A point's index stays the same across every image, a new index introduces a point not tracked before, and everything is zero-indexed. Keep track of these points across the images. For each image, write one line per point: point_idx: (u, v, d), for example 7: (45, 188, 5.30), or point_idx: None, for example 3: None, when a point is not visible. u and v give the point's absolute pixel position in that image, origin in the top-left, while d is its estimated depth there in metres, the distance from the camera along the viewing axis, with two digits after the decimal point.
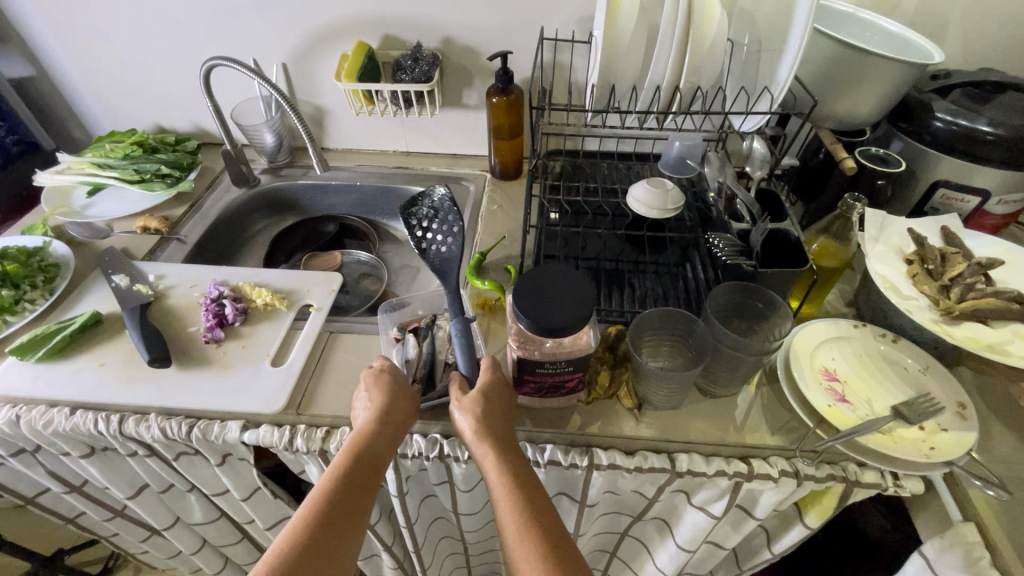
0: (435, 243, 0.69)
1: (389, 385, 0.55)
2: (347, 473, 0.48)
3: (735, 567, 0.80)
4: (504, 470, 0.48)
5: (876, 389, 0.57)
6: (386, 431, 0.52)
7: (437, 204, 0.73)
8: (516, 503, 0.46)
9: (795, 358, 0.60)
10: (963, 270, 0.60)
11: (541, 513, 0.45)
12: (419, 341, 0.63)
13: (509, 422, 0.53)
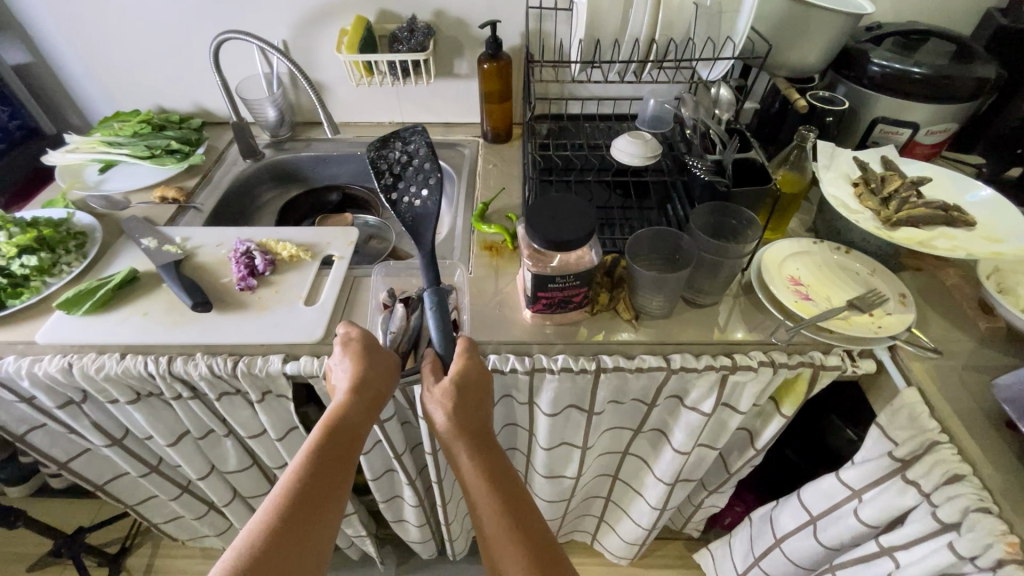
0: (408, 194, 0.71)
1: (364, 364, 0.58)
2: (322, 458, 0.52)
3: (724, 473, 0.90)
4: (473, 456, 0.55)
5: (833, 289, 0.68)
6: (360, 413, 0.56)
7: (410, 150, 0.75)
8: (485, 493, 0.53)
9: (765, 269, 0.70)
10: (898, 186, 0.71)
11: (506, 498, 0.53)
12: (407, 312, 0.67)
13: (481, 409, 0.58)
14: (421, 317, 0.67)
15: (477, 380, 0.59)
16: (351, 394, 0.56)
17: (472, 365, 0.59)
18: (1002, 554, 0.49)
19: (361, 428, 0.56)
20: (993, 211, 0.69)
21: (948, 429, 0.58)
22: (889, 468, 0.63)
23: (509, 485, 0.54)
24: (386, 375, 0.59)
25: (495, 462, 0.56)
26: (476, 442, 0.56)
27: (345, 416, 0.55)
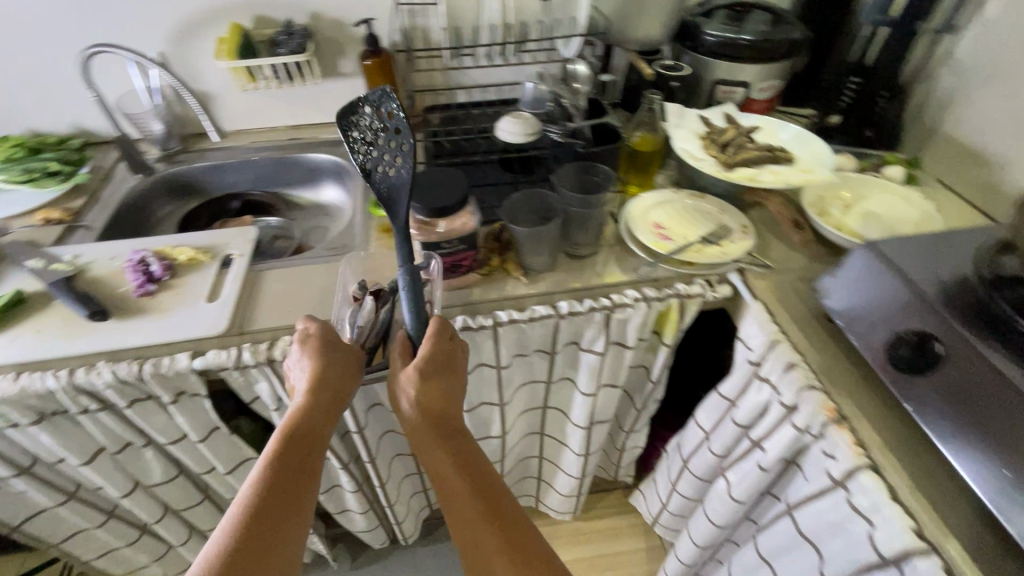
0: (382, 162, 0.61)
1: (327, 362, 0.58)
2: (286, 464, 0.52)
3: (633, 411, 0.99)
4: (446, 446, 0.56)
5: (689, 229, 0.78)
6: (322, 415, 0.56)
7: (384, 115, 0.62)
8: (457, 483, 0.54)
9: (633, 219, 0.79)
10: (732, 135, 0.83)
11: (480, 485, 0.54)
12: (376, 305, 0.66)
13: (450, 394, 0.58)
14: (389, 312, 0.66)
15: (445, 363, 0.57)
16: (314, 396, 0.56)
17: (442, 347, 0.57)
18: (825, 417, 0.60)
19: (323, 430, 0.56)
20: (810, 150, 0.83)
21: (784, 329, 0.69)
22: (750, 372, 0.73)
23: (482, 470, 0.55)
24: (351, 372, 0.59)
25: (467, 448, 0.56)
26: (445, 430, 0.57)
27: (306, 420, 0.55)
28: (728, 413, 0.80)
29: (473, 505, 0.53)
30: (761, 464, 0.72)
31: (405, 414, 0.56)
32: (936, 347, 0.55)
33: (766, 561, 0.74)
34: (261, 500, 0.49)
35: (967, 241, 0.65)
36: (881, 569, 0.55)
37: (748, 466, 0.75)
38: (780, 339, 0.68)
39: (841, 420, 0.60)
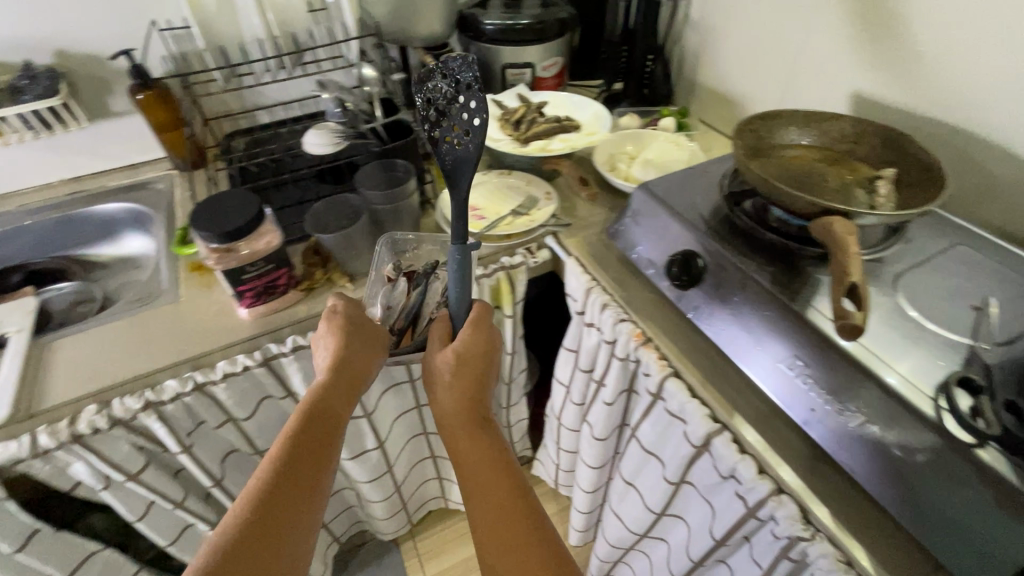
0: (446, 130, 0.50)
1: (348, 345, 0.54)
2: (299, 451, 0.47)
3: (504, 386, 1.04)
4: (478, 444, 0.51)
5: (501, 206, 0.84)
6: (339, 399, 0.51)
7: (460, 80, 0.50)
8: (486, 481, 0.49)
9: (448, 206, 0.83)
10: (524, 111, 0.91)
11: (508, 484, 0.50)
12: (409, 287, 0.64)
13: (481, 381, 0.54)
14: (422, 297, 0.63)
15: (487, 349, 0.55)
16: (334, 378, 0.52)
17: (483, 333, 0.55)
18: (635, 342, 0.69)
19: (340, 415, 0.51)
20: (592, 115, 0.94)
21: (595, 276, 0.76)
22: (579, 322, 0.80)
23: (512, 468, 0.51)
24: (368, 355, 0.55)
25: (498, 443, 0.52)
26: (474, 421, 0.52)
27: (326, 401, 0.50)
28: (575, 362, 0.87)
29: (501, 507, 0.48)
30: (606, 400, 0.79)
31: (437, 400, 0.53)
32: (700, 264, 0.65)
33: (632, 483, 0.82)
34: (270, 490, 0.44)
35: (716, 169, 0.78)
36: (699, 457, 0.65)
37: (598, 405, 0.83)
38: (592, 283, 0.75)
39: (647, 340, 0.68)
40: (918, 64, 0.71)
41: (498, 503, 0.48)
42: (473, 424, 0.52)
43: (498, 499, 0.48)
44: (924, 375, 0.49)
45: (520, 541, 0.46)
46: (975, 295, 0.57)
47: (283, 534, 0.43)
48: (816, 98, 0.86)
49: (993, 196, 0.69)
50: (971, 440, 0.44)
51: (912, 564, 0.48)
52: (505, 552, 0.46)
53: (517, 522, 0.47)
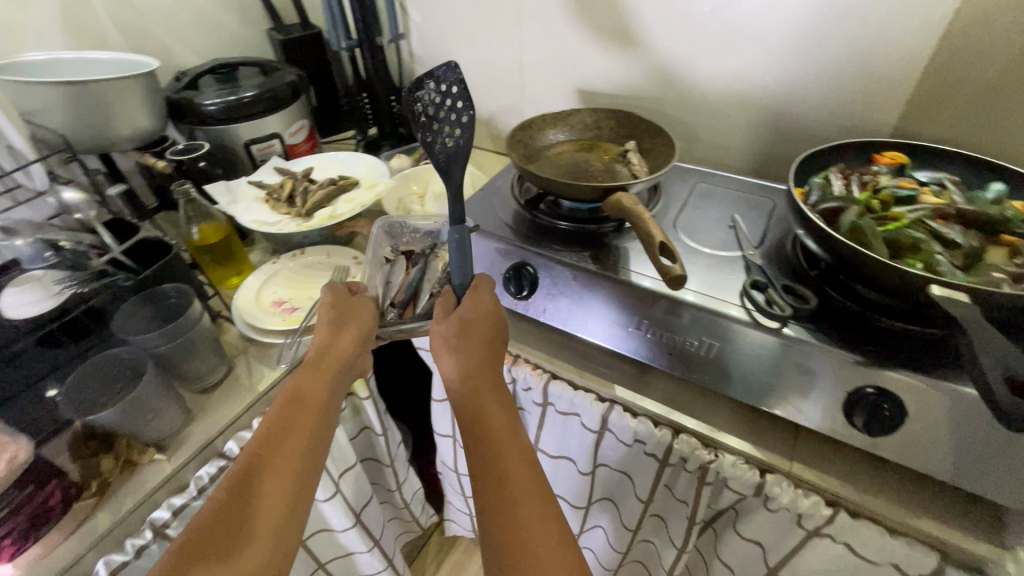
0: (442, 131, 0.54)
1: (334, 331, 0.57)
2: (281, 425, 0.51)
3: (387, 468, 0.95)
4: (476, 413, 0.52)
5: (310, 289, 0.75)
6: (330, 375, 0.56)
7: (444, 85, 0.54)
8: (487, 434, 0.50)
9: (247, 311, 0.71)
10: (292, 185, 0.82)
11: (511, 433, 0.50)
12: (409, 264, 0.62)
13: (487, 341, 0.55)
14: (421, 271, 0.61)
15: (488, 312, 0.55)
16: (321, 359, 0.56)
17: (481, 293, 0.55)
18: (506, 364, 0.70)
19: (331, 388, 0.56)
20: (366, 168, 0.90)
21: None
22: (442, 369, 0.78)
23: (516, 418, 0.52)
24: (358, 337, 0.57)
25: (503, 397, 0.53)
26: (478, 380, 0.53)
27: (315, 375, 0.55)
28: None
29: (501, 451, 0.49)
30: None
31: (444, 366, 0.53)
32: (530, 271, 0.67)
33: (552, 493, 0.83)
34: (252, 457, 0.49)
35: (503, 182, 0.83)
36: (601, 438, 0.69)
37: None
38: None
39: (516, 357, 0.70)
40: (613, 55, 0.87)
41: (498, 448, 0.49)
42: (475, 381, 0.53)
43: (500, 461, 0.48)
44: (728, 290, 0.60)
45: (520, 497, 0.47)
46: (725, 218, 0.73)
47: (264, 493, 0.47)
48: (550, 100, 0.99)
49: (698, 140, 0.89)
50: (776, 325, 0.55)
51: (782, 438, 0.58)
52: (496, 497, 0.47)
53: (516, 461, 0.48)
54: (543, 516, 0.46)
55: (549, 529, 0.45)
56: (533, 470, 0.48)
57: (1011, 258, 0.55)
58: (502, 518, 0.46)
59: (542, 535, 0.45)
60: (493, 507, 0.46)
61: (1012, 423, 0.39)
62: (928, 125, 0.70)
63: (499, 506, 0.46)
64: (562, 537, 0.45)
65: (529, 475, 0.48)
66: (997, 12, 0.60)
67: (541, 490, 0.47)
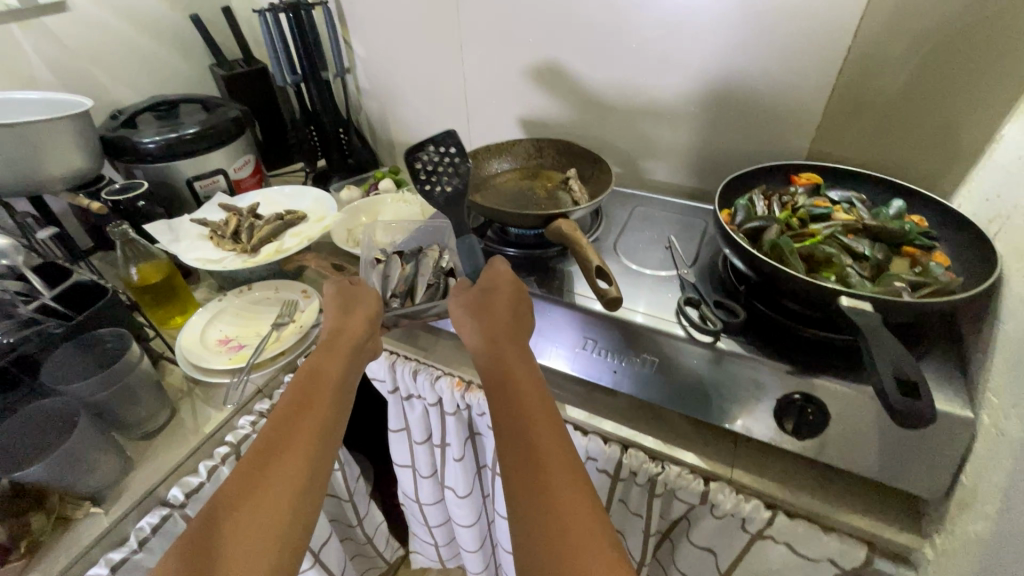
0: (443, 178, 0.73)
1: (344, 316, 0.60)
2: (301, 395, 0.51)
3: (346, 503, 0.93)
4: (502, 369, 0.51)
5: (257, 326, 0.74)
6: (348, 351, 0.56)
7: (445, 149, 0.73)
8: (502, 378, 0.50)
9: (190, 351, 0.69)
10: (237, 221, 0.82)
11: (524, 372, 0.50)
12: (402, 264, 0.72)
13: (496, 304, 0.58)
14: (415, 266, 0.71)
15: (496, 282, 0.61)
16: (335, 339, 0.57)
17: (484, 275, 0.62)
18: (459, 390, 0.71)
19: (350, 364, 0.55)
20: (314, 201, 0.90)
21: (391, 349, 0.76)
22: (396, 398, 0.78)
23: (532, 363, 0.52)
24: (369, 318, 0.60)
25: (518, 345, 0.54)
26: (490, 336, 0.55)
27: (331, 353, 0.55)
28: (410, 440, 0.84)
29: (517, 388, 0.49)
30: (455, 457, 0.79)
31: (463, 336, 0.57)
32: None
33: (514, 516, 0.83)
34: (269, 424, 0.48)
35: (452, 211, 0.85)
36: None
37: (451, 465, 0.81)
38: (393, 356, 0.75)
39: (469, 384, 0.71)
40: (551, 87, 0.92)
41: (512, 386, 0.49)
42: (488, 336, 0.55)
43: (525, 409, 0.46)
44: (665, 309, 0.64)
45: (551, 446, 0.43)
46: (662, 239, 0.77)
47: (281, 468, 0.45)
48: (496, 129, 1.03)
49: (636, 164, 0.94)
50: (710, 339, 0.59)
51: (725, 448, 0.61)
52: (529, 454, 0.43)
53: (529, 395, 0.48)
54: (555, 440, 0.44)
55: (562, 450, 0.43)
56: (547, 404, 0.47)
57: (911, 267, 0.61)
58: (515, 442, 0.44)
59: (556, 454, 0.42)
60: (526, 462, 0.42)
61: (904, 419, 0.43)
62: (836, 148, 0.76)
63: (512, 434, 0.44)
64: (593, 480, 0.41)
65: (542, 406, 0.47)
66: (884, 45, 0.66)
67: (558, 422, 0.46)
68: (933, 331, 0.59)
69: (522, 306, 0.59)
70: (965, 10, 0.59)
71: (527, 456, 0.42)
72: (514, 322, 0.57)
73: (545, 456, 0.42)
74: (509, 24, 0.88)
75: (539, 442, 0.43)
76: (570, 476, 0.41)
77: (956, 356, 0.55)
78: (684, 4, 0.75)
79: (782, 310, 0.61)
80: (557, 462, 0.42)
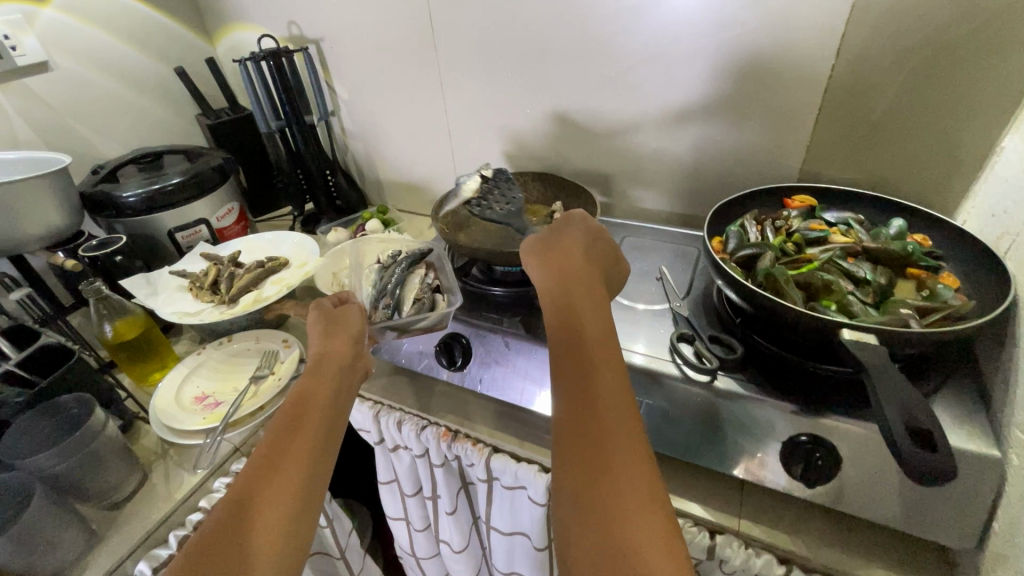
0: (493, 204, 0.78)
1: (330, 336, 0.56)
2: (289, 419, 0.46)
3: (338, 561, 0.88)
4: (571, 355, 0.44)
5: (236, 380, 0.72)
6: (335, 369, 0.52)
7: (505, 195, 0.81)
8: (578, 378, 0.42)
9: (162, 411, 0.66)
10: (216, 271, 0.80)
11: (603, 359, 0.43)
12: (405, 264, 0.73)
13: (575, 246, 0.54)
14: (404, 274, 0.72)
15: (574, 227, 0.56)
16: (322, 361, 0.53)
17: (566, 223, 0.56)
18: (445, 441, 0.67)
19: (341, 385, 0.51)
20: (296, 246, 0.88)
21: (375, 399, 0.73)
22: (383, 449, 0.75)
23: (608, 320, 0.47)
24: (352, 340, 0.56)
25: (589, 289, 0.49)
26: (563, 276, 0.50)
27: (318, 378, 0.51)
28: (400, 492, 0.80)
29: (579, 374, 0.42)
30: (446, 511, 0.75)
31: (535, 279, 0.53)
32: (464, 341, 0.64)
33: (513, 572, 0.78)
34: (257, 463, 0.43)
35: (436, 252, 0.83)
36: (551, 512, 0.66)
37: (443, 519, 0.77)
38: (377, 407, 0.72)
39: (455, 434, 0.67)
40: (534, 121, 0.91)
41: (582, 341, 0.44)
42: (564, 288, 0.49)
43: (595, 421, 0.39)
44: (657, 346, 0.60)
45: (623, 476, 0.37)
46: (653, 270, 0.74)
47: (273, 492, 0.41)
48: (482, 165, 1.02)
49: (624, 193, 0.92)
50: (706, 378, 0.54)
51: (731, 497, 0.57)
52: (588, 482, 0.37)
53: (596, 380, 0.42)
54: (625, 442, 0.38)
55: (633, 465, 0.37)
56: (615, 387, 0.41)
57: (919, 291, 0.57)
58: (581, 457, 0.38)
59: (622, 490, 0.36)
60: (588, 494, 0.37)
61: (916, 477, 0.38)
62: (829, 169, 0.74)
63: (576, 437, 0.39)
64: (659, 521, 0.35)
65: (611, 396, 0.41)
66: (871, 60, 0.63)
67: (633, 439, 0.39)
68: (946, 360, 0.54)
69: (600, 263, 0.53)
70: (955, 19, 0.57)
71: (586, 457, 0.38)
72: (588, 270, 0.51)
73: (615, 468, 0.37)
74: (489, 58, 0.87)
75: (602, 459, 0.38)
76: (638, 483, 0.37)
77: (975, 386, 0.51)
78: (662, 29, 0.73)
79: (782, 343, 0.57)
80: (627, 489, 0.36)
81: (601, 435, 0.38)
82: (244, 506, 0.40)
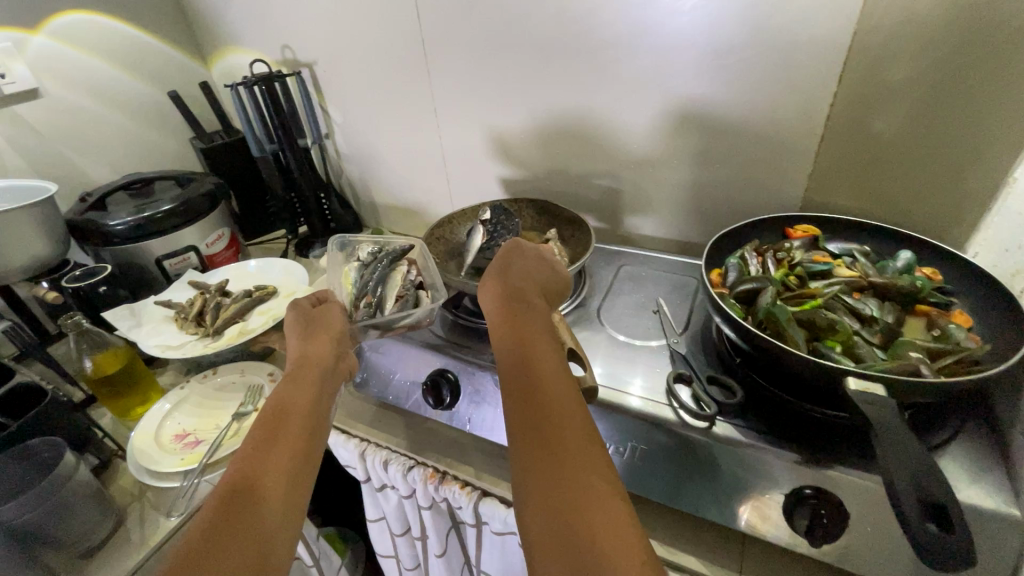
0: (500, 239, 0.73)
1: (309, 338, 0.56)
2: (276, 414, 0.46)
3: None
4: (522, 363, 0.44)
5: (218, 416, 0.70)
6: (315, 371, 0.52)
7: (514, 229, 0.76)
8: (525, 381, 0.43)
9: (140, 451, 0.64)
10: (202, 301, 0.78)
11: (554, 365, 0.44)
12: (389, 262, 0.74)
13: (516, 270, 0.56)
14: (387, 270, 0.73)
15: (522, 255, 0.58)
16: (303, 362, 0.53)
17: (510, 249, 0.59)
18: (433, 482, 0.64)
19: (320, 387, 0.51)
20: (285, 273, 0.87)
21: (362, 437, 0.70)
22: (370, 487, 0.72)
23: (555, 341, 0.48)
24: (334, 341, 0.57)
25: (535, 308, 0.51)
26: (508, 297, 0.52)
27: (297, 379, 0.50)
28: (389, 531, 0.77)
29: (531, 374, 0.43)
30: (436, 552, 0.72)
31: (481, 302, 0.55)
32: (450, 377, 0.61)
33: None
34: (241, 455, 0.42)
35: None
36: None
37: (433, 560, 0.74)
38: (364, 445, 0.70)
39: (443, 475, 0.65)
40: (528, 146, 0.90)
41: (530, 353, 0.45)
42: (506, 306, 0.51)
43: (549, 415, 0.39)
44: (652, 388, 0.57)
45: (586, 465, 0.36)
46: (649, 303, 0.72)
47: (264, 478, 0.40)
48: (477, 188, 1.00)
49: (621, 219, 0.90)
50: (704, 424, 0.51)
51: (731, 549, 0.54)
52: (547, 469, 0.36)
53: (553, 381, 0.42)
54: (581, 438, 0.38)
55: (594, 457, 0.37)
56: (570, 389, 0.42)
57: (929, 331, 0.54)
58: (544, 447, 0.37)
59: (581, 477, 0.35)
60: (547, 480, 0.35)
61: (925, 555, 0.35)
62: (833, 195, 0.71)
63: (528, 429, 0.39)
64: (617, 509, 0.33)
65: (567, 397, 0.41)
66: (875, 85, 0.61)
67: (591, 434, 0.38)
68: (960, 405, 0.51)
69: (541, 286, 0.55)
70: (963, 44, 0.55)
71: (542, 446, 0.37)
72: (527, 291, 0.53)
73: (574, 468, 0.36)
74: (483, 83, 0.86)
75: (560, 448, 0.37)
76: (596, 473, 0.35)
77: (991, 436, 0.48)
78: (658, 55, 0.72)
79: (783, 385, 0.54)
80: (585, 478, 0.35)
81: (552, 425, 0.38)
82: (240, 490, 0.39)
